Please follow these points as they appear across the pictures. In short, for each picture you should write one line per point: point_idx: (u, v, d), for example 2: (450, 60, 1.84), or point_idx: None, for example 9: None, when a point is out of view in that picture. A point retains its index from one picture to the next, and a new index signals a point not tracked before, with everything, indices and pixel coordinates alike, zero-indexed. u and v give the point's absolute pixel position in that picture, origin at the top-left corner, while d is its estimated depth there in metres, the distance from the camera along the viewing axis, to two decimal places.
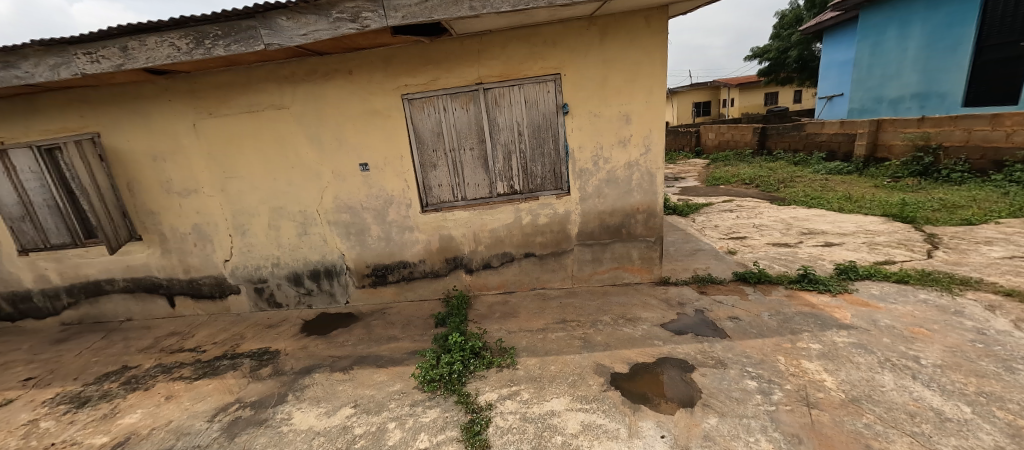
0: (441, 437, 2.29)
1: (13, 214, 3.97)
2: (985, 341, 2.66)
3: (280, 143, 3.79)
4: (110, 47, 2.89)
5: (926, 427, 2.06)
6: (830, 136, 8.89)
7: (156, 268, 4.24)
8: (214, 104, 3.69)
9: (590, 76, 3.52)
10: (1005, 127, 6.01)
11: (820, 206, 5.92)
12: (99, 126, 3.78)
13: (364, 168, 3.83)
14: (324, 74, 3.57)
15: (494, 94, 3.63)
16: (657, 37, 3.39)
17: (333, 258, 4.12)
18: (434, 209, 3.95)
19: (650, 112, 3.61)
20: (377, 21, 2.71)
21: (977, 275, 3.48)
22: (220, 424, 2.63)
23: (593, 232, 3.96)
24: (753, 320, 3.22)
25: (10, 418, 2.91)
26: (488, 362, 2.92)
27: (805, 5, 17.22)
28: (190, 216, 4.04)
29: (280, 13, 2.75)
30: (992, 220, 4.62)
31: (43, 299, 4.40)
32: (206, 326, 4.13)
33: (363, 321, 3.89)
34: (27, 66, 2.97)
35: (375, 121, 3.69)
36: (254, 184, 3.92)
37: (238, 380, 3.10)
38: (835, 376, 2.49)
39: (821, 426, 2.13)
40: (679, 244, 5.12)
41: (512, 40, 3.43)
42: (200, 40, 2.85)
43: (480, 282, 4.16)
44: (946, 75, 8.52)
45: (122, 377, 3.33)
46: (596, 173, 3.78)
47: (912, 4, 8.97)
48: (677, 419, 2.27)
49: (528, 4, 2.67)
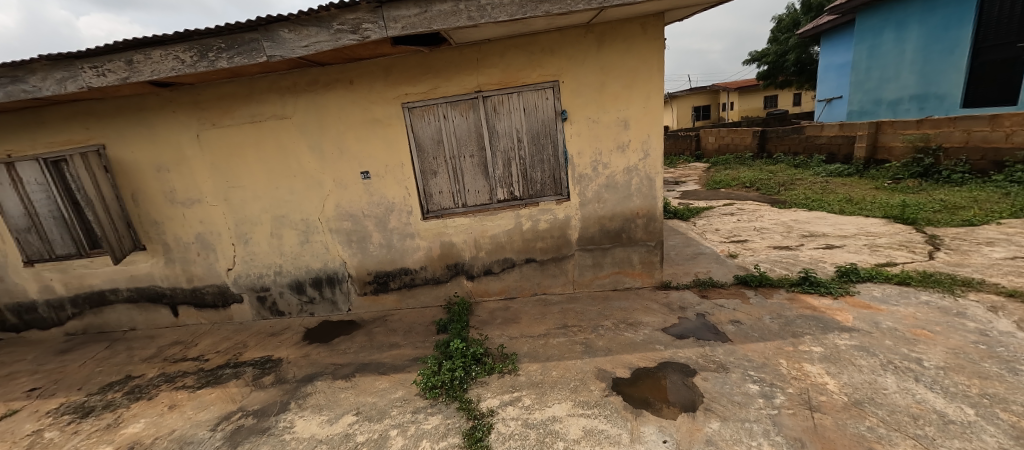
0: (443, 444, 2.30)
1: (18, 226, 4.01)
2: (988, 342, 2.65)
3: (282, 152, 3.83)
4: (117, 61, 2.94)
5: (930, 429, 2.06)
6: (830, 138, 8.89)
7: (159, 277, 4.27)
8: (218, 115, 3.74)
9: (588, 83, 3.56)
10: (1005, 127, 6.01)
11: (821, 209, 5.93)
12: (103, 138, 3.83)
13: (365, 177, 3.87)
14: (326, 83, 3.61)
15: (493, 101, 3.66)
16: (653, 43, 3.43)
17: (334, 266, 4.15)
18: (435, 216, 3.97)
19: (649, 117, 3.63)
20: (377, 32, 2.75)
21: (980, 276, 3.47)
22: (223, 433, 2.64)
23: (593, 237, 3.97)
24: (755, 323, 3.22)
25: (15, 429, 2.93)
26: (490, 368, 2.93)
27: (803, 8, 17.38)
28: (194, 225, 4.08)
29: (282, 26, 2.81)
30: (993, 221, 4.61)
31: (47, 310, 4.43)
32: (209, 335, 4.14)
33: (364, 328, 3.89)
34: (34, 81, 3.02)
35: (376, 129, 3.73)
36: (256, 192, 3.96)
37: (240, 388, 3.11)
38: (838, 379, 2.49)
39: (823, 430, 2.12)
40: (680, 247, 5.13)
41: (510, 48, 3.48)
42: (203, 53, 2.90)
43: (481, 288, 4.17)
44: (944, 77, 8.55)
45: (126, 387, 3.35)
46: (595, 178, 3.81)
47: (909, 6, 9.03)
48: (678, 424, 2.27)
49: (525, 14, 2.69)
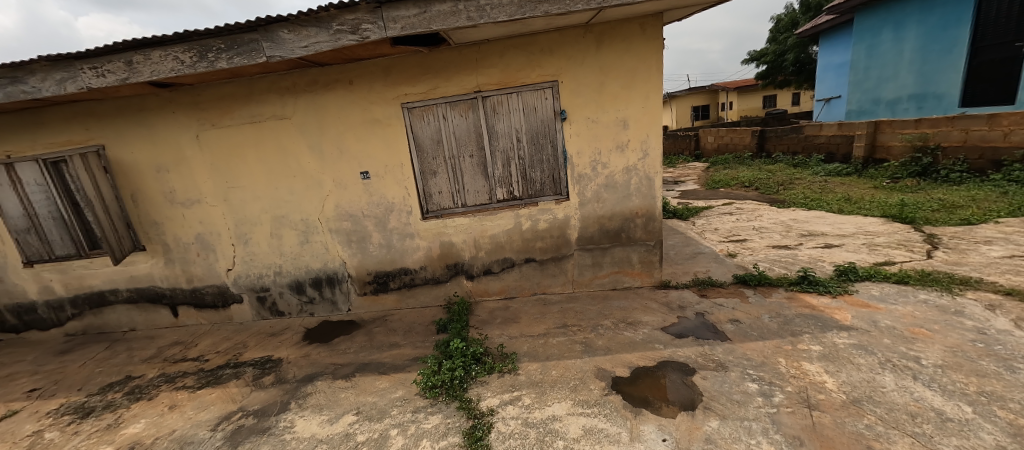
0: (443, 443, 2.30)
1: (18, 227, 4.01)
2: (985, 341, 2.67)
3: (282, 153, 3.83)
4: (116, 61, 2.95)
5: (927, 427, 2.06)
6: (829, 138, 8.91)
7: (158, 278, 4.28)
8: (217, 115, 3.75)
9: (587, 83, 3.56)
10: (1003, 127, 6.02)
11: (819, 208, 5.94)
12: (103, 138, 3.83)
13: (364, 177, 3.88)
14: (325, 83, 3.62)
15: (493, 101, 3.67)
16: (652, 43, 3.44)
17: (334, 266, 4.15)
18: (435, 216, 3.98)
19: (648, 117, 3.64)
20: (376, 33, 2.76)
21: (977, 275, 3.48)
22: (223, 433, 2.64)
23: (592, 236, 3.98)
24: (754, 323, 3.23)
25: (15, 430, 2.93)
26: (490, 368, 2.94)
27: (800, 8, 17.40)
28: (193, 226, 4.08)
29: (281, 26, 2.81)
30: (990, 220, 4.63)
31: (47, 310, 4.43)
32: (209, 335, 4.14)
33: (364, 328, 3.89)
34: (34, 81, 3.02)
35: (375, 130, 3.74)
36: (256, 193, 3.96)
37: (240, 388, 3.11)
38: (836, 378, 2.50)
39: (822, 428, 2.13)
40: (679, 247, 5.13)
41: (509, 48, 3.49)
42: (203, 54, 2.90)
43: (481, 288, 4.18)
44: (942, 76, 8.57)
45: (126, 387, 3.35)
46: (594, 178, 3.81)
47: (907, 5, 9.05)
48: (678, 423, 2.28)
49: (524, 14, 2.70)
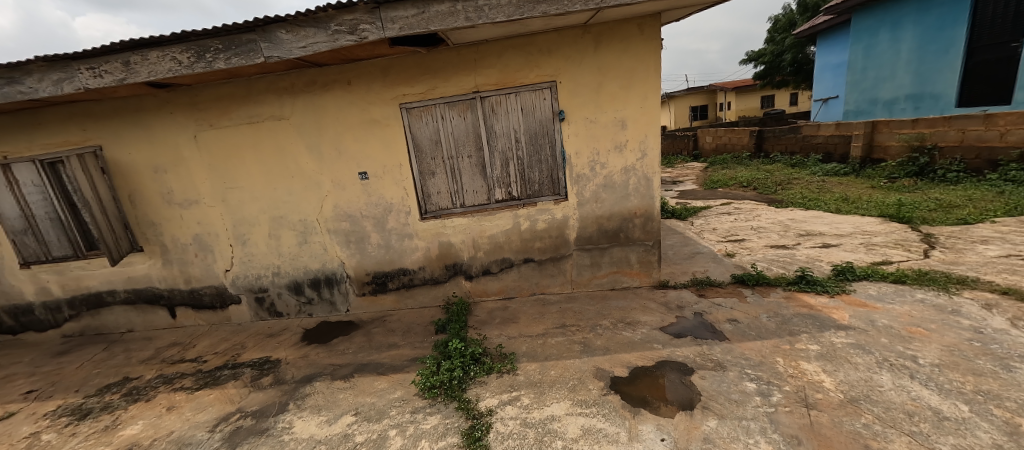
0: (442, 444, 2.30)
1: (15, 228, 4.00)
2: (982, 339, 2.68)
3: (280, 154, 3.83)
4: (113, 62, 2.94)
5: (924, 426, 2.07)
6: (827, 138, 8.94)
7: (156, 279, 4.27)
8: (215, 116, 3.74)
9: (585, 83, 3.57)
10: (999, 127, 6.05)
11: (817, 208, 5.96)
12: (100, 139, 3.83)
13: (363, 177, 3.87)
14: (323, 84, 3.61)
15: (491, 101, 3.67)
16: (650, 43, 3.44)
17: (332, 266, 4.14)
18: (433, 216, 3.98)
19: (646, 117, 3.64)
20: (374, 33, 2.76)
21: (974, 274, 3.50)
22: (221, 434, 2.64)
23: (591, 236, 3.98)
24: (752, 322, 3.24)
25: (12, 431, 2.92)
26: (489, 368, 2.93)
27: (798, 9, 17.44)
28: (191, 226, 4.07)
29: (279, 26, 2.81)
30: (987, 219, 4.65)
31: (44, 311, 4.42)
32: (207, 336, 4.13)
33: (363, 329, 3.89)
34: (31, 81, 3.01)
35: (374, 130, 3.73)
36: (254, 194, 3.95)
37: (238, 389, 3.11)
38: (834, 377, 2.50)
39: (820, 427, 2.14)
40: (678, 247, 5.14)
41: (508, 48, 3.49)
42: (200, 54, 2.90)
43: (480, 288, 4.17)
44: (939, 76, 8.60)
45: (123, 388, 3.34)
46: (593, 178, 3.82)
47: (904, 6, 9.10)
48: (676, 422, 2.28)
49: (522, 14, 2.70)
